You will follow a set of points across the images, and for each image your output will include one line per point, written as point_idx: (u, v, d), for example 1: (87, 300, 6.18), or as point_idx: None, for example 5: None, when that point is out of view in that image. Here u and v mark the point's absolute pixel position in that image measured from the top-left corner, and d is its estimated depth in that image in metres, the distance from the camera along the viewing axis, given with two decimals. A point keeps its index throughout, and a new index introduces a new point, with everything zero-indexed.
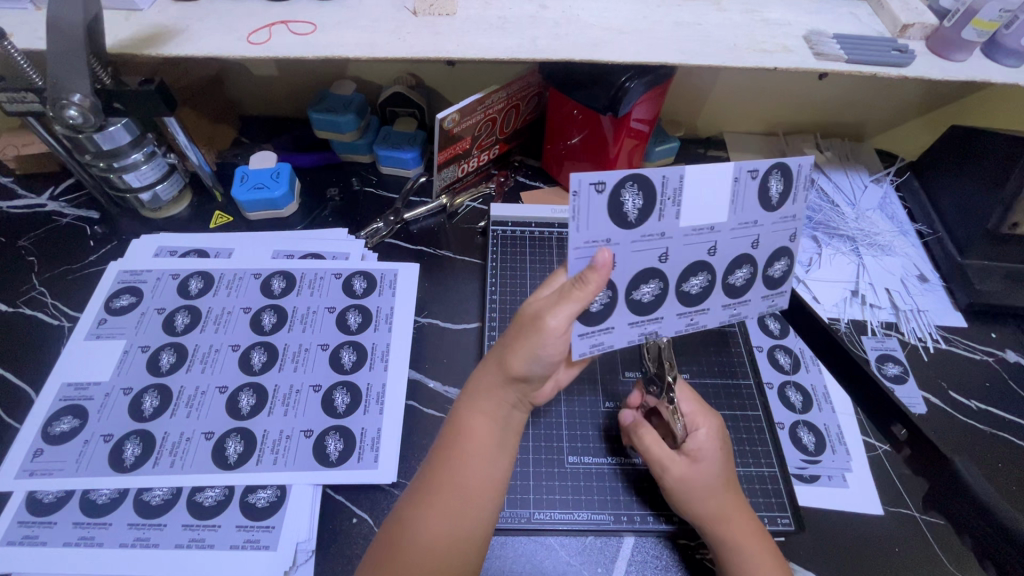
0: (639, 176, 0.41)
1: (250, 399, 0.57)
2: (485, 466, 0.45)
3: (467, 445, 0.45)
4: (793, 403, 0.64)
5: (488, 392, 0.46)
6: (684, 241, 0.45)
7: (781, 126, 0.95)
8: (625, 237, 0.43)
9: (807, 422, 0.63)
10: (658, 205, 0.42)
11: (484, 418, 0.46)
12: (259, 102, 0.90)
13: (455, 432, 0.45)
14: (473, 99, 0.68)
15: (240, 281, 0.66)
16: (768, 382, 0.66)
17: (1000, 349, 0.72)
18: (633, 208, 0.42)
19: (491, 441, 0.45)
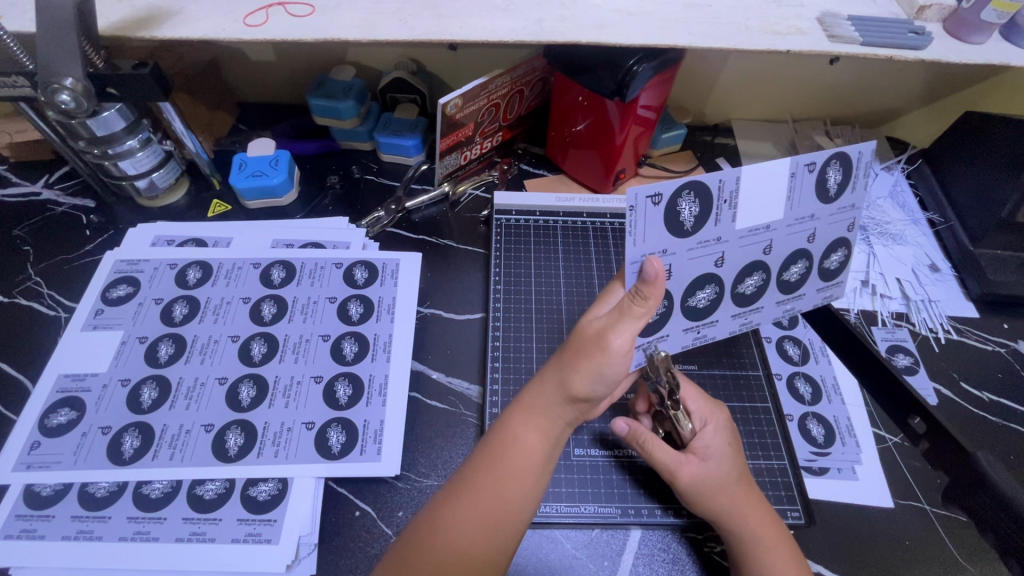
0: (694, 182, 0.42)
1: (250, 391, 0.56)
2: (528, 482, 0.43)
3: (512, 458, 0.43)
4: (803, 394, 0.63)
5: (545, 405, 0.44)
6: (741, 242, 0.47)
7: (791, 112, 0.93)
8: (682, 245, 0.44)
9: (816, 414, 0.62)
10: (714, 209, 0.44)
11: (538, 432, 0.44)
12: (257, 88, 0.88)
13: (503, 442, 0.44)
14: (475, 84, 0.66)
15: (239, 271, 0.65)
16: (777, 374, 0.64)
17: (1012, 340, 0.71)
18: (688, 213, 0.43)
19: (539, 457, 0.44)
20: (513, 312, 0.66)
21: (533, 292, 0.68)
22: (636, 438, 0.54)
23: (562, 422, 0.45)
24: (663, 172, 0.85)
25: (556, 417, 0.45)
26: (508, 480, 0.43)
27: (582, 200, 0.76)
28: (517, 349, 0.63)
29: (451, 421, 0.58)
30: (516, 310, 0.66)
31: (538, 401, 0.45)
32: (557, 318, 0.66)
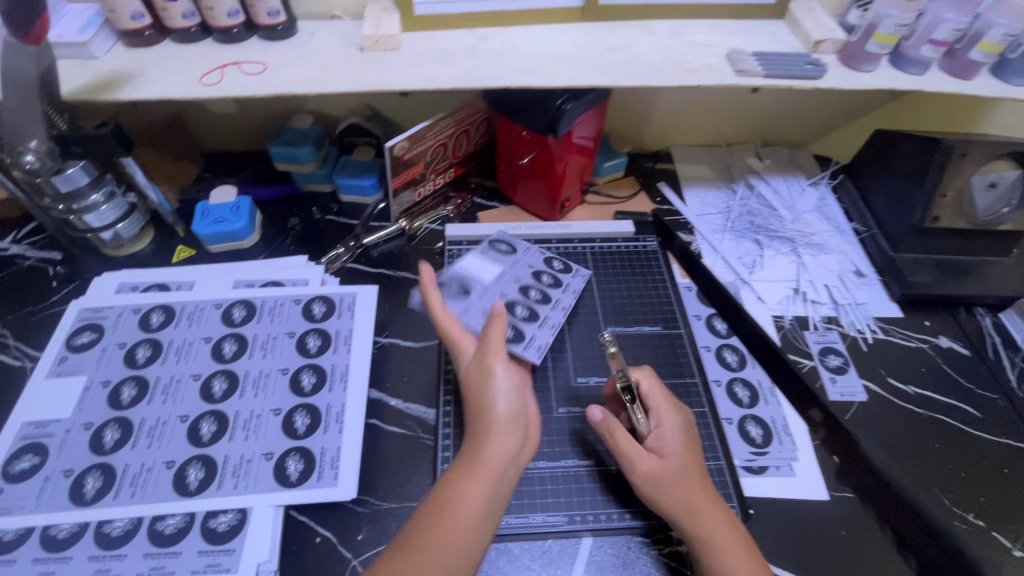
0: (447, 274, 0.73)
1: (210, 426, 0.58)
2: (472, 527, 0.46)
3: (453, 515, 0.46)
4: (741, 398, 0.67)
5: (487, 451, 0.49)
6: (502, 284, 0.73)
7: (724, 137, 1.00)
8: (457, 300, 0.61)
9: (755, 416, 0.66)
10: (472, 284, 0.72)
11: (481, 478, 0.48)
12: (220, 138, 0.93)
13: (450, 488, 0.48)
14: (421, 126, 0.72)
15: (201, 312, 0.68)
16: (716, 380, 0.68)
17: (934, 336, 0.76)
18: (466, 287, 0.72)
19: (484, 502, 0.47)
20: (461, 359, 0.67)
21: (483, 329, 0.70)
22: (605, 428, 0.58)
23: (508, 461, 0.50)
24: (608, 198, 0.90)
25: (500, 463, 0.49)
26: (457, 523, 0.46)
27: (529, 229, 0.81)
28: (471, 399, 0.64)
29: (409, 445, 0.62)
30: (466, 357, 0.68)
31: (481, 448, 0.49)
32: None
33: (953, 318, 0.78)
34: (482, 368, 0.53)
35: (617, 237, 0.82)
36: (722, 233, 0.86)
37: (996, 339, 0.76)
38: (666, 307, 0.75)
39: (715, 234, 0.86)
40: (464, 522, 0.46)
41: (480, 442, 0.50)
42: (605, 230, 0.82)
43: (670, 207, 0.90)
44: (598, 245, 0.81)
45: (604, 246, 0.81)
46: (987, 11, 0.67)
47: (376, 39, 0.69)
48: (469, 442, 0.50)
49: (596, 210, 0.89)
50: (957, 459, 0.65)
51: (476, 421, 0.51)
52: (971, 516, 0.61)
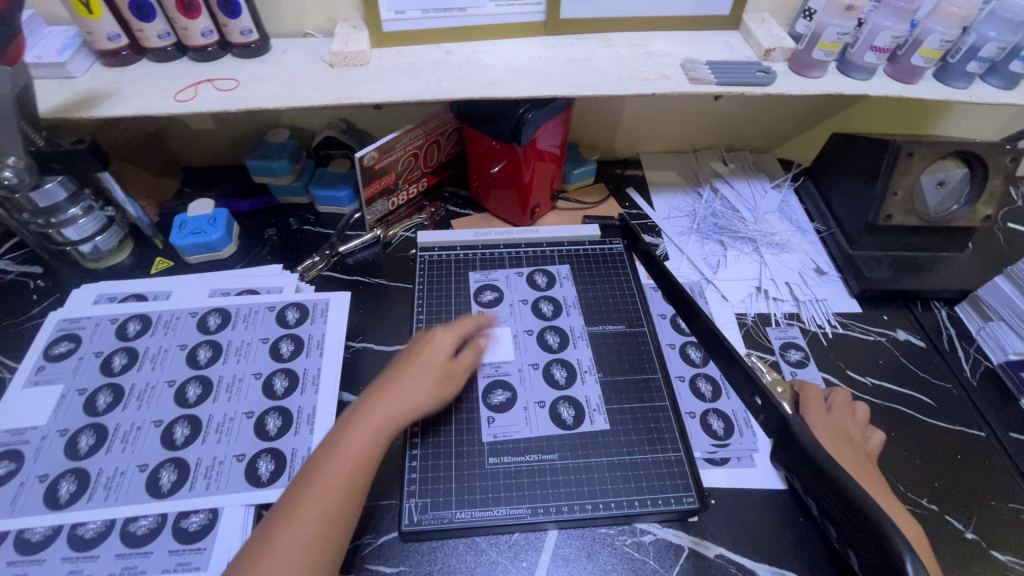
0: (485, 413, 0.64)
1: (184, 430, 0.60)
2: (328, 532, 0.47)
3: (329, 475, 0.49)
4: (703, 393, 0.69)
5: (336, 455, 0.51)
6: (527, 353, 0.71)
7: (690, 143, 1.03)
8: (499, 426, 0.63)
9: (716, 410, 0.68)
10: (508, 379, 0.68)
11: (334, 483, 0.49)
12: (200, 153, 0.95)
13: (281, 505, 0.48)
14: (390, 137, 0.76)
15: (177, 321, 0.70)
16: (679, 375, 0.71)
17: (892, 329, 0.79)
18: (509, 402, 0.66)
19: (342, 503, 0.48)
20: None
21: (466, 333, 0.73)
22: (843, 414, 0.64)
23: (367, 455, 0.52)
24: (578, 204, 0.93)
25: (356, 457, 0.51)
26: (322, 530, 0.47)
27: (497, 234, 0.83)
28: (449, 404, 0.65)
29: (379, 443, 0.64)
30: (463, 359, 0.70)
31: (333, 453, 0.51)
32: None
33: (910, 312, 0.81)
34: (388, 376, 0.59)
35: (585, 240, 0.84)
36: (687, 235, 0.89)
37: (952, 331, 0.79)
38: (630, 306, 0.76)
39: (681, 236, 0.89)
40: (321, 526, 0.47)
41: (336, 446, 0.51)
42: (572, 233, 0.84)
43: (639, 211, 0.93)
44: (565, 248, 0.83)
45: (572, 250, 0.83)
46: (924, 19, 0.71)
47: (345, 55, 0.72)
48: (323, 452, 0.51)
49: (567, 216, 0.91)
50: (912, 446, 0.67)
51: (332, 430, 0.53)
52: (924, 501, 0.63)
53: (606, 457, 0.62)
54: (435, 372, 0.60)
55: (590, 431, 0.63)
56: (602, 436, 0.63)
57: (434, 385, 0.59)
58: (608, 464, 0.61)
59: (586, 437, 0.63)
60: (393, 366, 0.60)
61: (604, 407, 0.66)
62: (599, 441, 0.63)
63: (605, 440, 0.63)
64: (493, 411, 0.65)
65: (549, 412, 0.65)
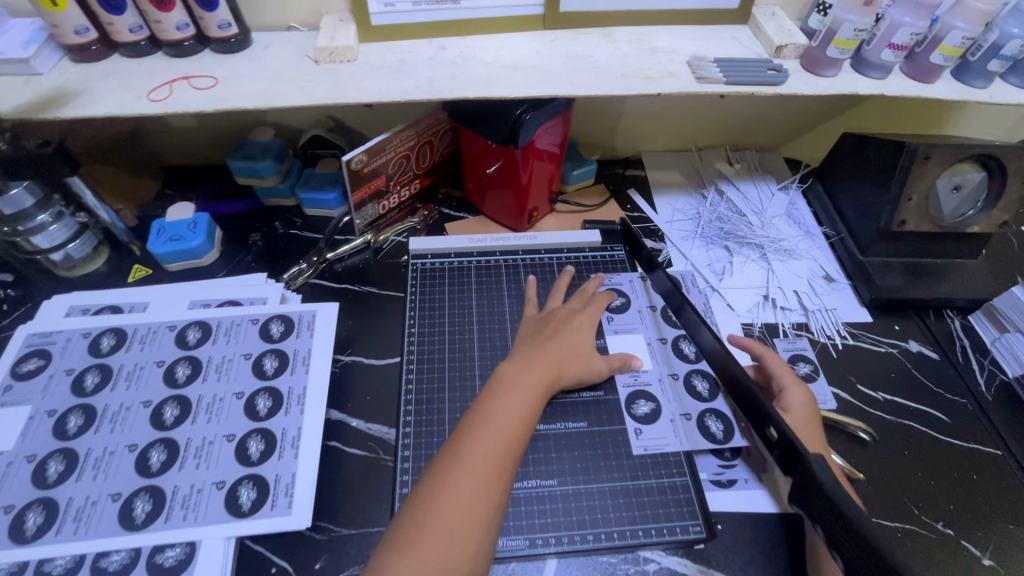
0: (631, 425, 0.62)
1: (160, 455, 0.56)
2: (500, 495, 0.51)
3: (498, 415, 0.55)
4: (699, 391, 0.66)
5: (488, 426, 0.54)
6: (664, 363, 0.68)
7: (694, 142, 0.99)
8: (636, 429, 0.62)
9: (714, 410, 0.64)
10: (650, 389, 0.65)
11: (497, 452, 0.52)
12: (180, 152, 0.90)
13: (438, 474, 0.50)
14: (379, 139, 0.72)
15: (154, 335, 0.66)
16: (673, 373, 0.67)
17: (904, 340, 0.76)
18: (654, 414, 0.63)
19: (505, 469, 0.52)
20: (457, 363, 0.67)
21: (477, 333, 0.70)
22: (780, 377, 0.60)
23: (524, 422, 0.55)
24: (577, 207, 0.89)
25: (518, 424, 0.55)
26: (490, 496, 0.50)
27: (493, 240, 0.79)
28: (453, 412, 0.64)
29: (369, 467, 0.61)
30: (493, 357, 0.68)
31: (493, 409, 0.56)
32: (467, 358, 0.67)
33: (922, 320, 0.78)
34: (537, 332, 0.65)
35: (585, 247, 0.80)
36: (692, 240, 0.85)
37: (965, 342, 0.76)
38: (629, 314, 0.73)
39: (685, 241, 0.85)
40: (484, 492, 0.50)
41: (489, 417, 0.55)
42: (571, 239, 0.80)
43: (641, 214, 0.89)
44: (564, 255, 0.79)
45: (571, 256, 0.79)
46: (945, 15, 0.67)
47: (331, 51, 0.67)
48: (471, 424, 0.54)
49: (566, 220, 0.87)
50: (925, 466, 0.64)
51: (479, 404, 0.56)
52: (939, 524, 0.60)
53: (609, 482, 0.58)
54: (574, 349, 0.63)
55: (590, 452, 0.60)
56: (604, 459, 0.60)
57: (585, 355, 0.64)
58: (610, 490, 0.57)
59: (587, 459, 0.59)
60: (527, 345, 0.64)
61: (607, 426, 0.62)
62: (601, 464, 0.59)
63: (607, 463, 0.59)
64: (639, 423, 0.62)
65: (547, 433, 0.61)
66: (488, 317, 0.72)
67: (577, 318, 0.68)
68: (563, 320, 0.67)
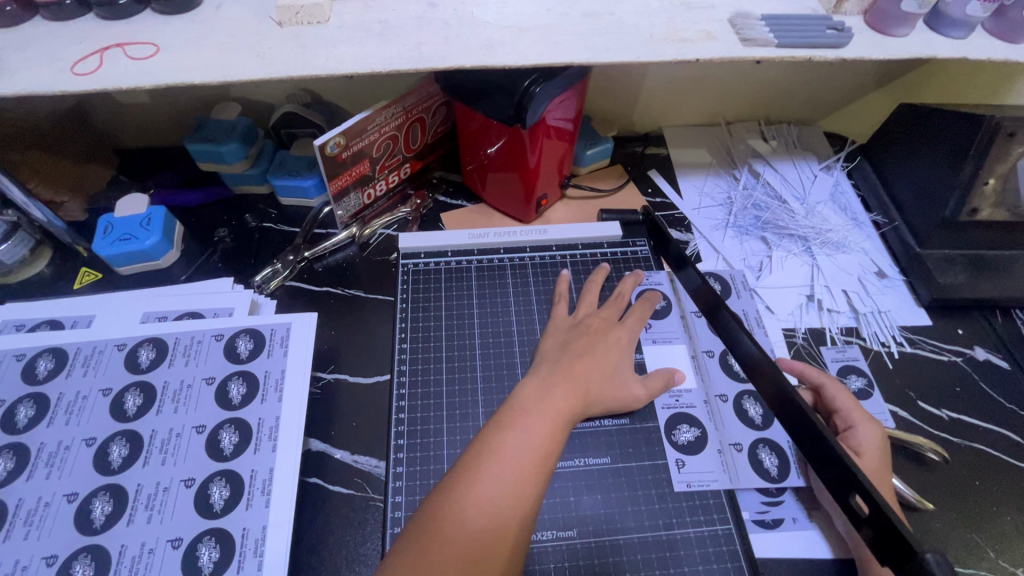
0: (673, 456, 0.54)
1: (105, 506, 0.48)
2: (505, 552, 0.41)
3: (548, 392, 0.50)
4: (752, 417, 0.56)
5: (493, 464, 0.44)
6: (710, 382, 0.59)
7: (723, 114, 0.87)
8: (677, 464, 0.53)
9: (768, 441, 0.55)
10: (693, 413, 0.56)
11: (503, 497, 0.43)
12: (136, 132, 0.79)
13: (432, 521, 0.41)
14: (359, 118, 0.60)
15: (100, 356, 0.56)
16: (720, 394, 0.58)
17: (968, 347, 0.66)
18: (698, 442, 0.55)
19: (513, 520, 0.42)
20: (456, 385, 0.57)
21: (479, 346, 0.60)
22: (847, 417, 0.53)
23: (541, 461, 0.45)
24: (591, 192, 0.78)
25: (533, 464, 0.45)
26: (492, 551, 0.41)
27: (497, 235, 0.68)
28: (452, 447, 0.53)
29: (355, 510, 0.52)
30: (498, 379, 0.57)
31: (543, 385, 0.51)
32: (470, 376, 0.58)
33: (990, 323, 0.68)
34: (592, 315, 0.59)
35: (603, 242, 0.69)
36: (723, 231, 0.75)
37: None
38: (666, 324, 0.63)
39: (715, 231, 0.74)
40: (482, 548, 0.41)
41: (495, 453, 0.45)
42: (586, 233, 0.69)
43: (664, 200, 0.78)
44: (579, 252, 0.68)
45: (588, 254, 0.68)
46: None
47: (296, 10, 0.55)
48: (474, 459, 0.45)
49: (579, 207, 0.76)
50: (1003, 499, 0.55)
51: (486, 434, 0.46)
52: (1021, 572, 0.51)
53: (638, 531, 0.49)
54: (605, 372, 0.53)
55: (614, 495, 0.51)
56: (630, 503, 0.51)
57: (624, 372, 0.55)
58: (639, 543, 0.49)
59: (612, 504, 0.51)
60: (549, 362, 0.53)
61: (633, 463, 0.53)
62: (627, 510, 0.50)
63: (635, 508, 0.51)
64: (681, 453, 0.54)
65: (565, 472, 0.52)
66: (491, 328, 0.61)
67: (611, 332, 0.57)
68: (596, 333, 0.57)
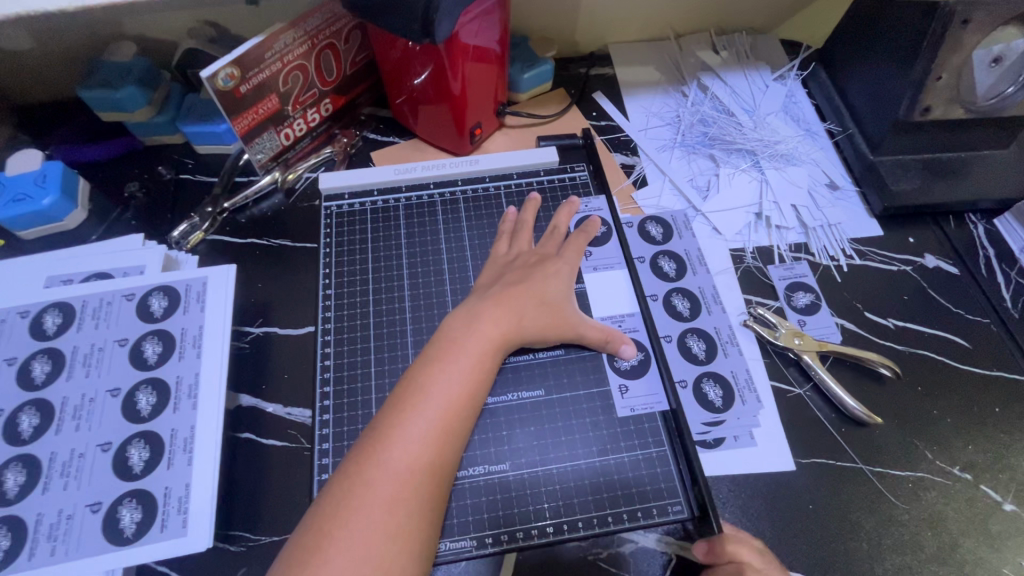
0: (616, 381, 0.52)
1: (17, 476, 0.46)
2: (432, 491, 0.40)
3: (478, 328, 0.47)
4: (696, 353, 0.55)
5: (419, 404, 0.42)
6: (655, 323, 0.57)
7: (671, 27, 0.81)
8: (625, 391, 0.52)
9: (713, 373, 0.55)
10: (637, 337, 0.55)
11: (429, 437, 0.41)
12: (31, 83, 0.71)
13: (357, 467, 0.39)
14: (252, 45, 0.55)
15: (2, 324, 0.53)
16: (665, 335, 0.56)
17: (919, 255, 0.64)
18: (641, 366, 0.53)
19: (440, 460, 0.41)
20: (384, 328, 0.55)
21: (408, 286, 0.57)
22: None
23: (469, 399, 0.44)
24: (531, 119, 0.73)
25: (461, 402, 0.43)
26: (421, 495, 0.40)
27: (426, 169, 0.64)
28: (382, 390, 0.52)
29: (289, 461, 0.51)
30: (429, 321, 0.55)
31: (472, 321, 0.48)
32: (398, 320, 0.55)
33: (940, 229, 0.66)
34: (529, 254, 0.55)
35: (540, 170, 0.65)
36: (670, 151, 0.71)
37: (990, 251, 0.64)
38: (607, 250, 0.60)
39: (662, 152, 0.71)
40: (410, 489, 0.39)
41: (424, 391, 0.43)
42: (522, 162, 0.65)
43: (609, 123, 0.74)
44: (515, 182, 0.65)
45: (523, 184, 0.65)
46: None
47: None
48: (401, 401, 0.42)
49: (518, 137, 0.72)
50: (943, 403, 0.55)
51: (413, 375, 0.44)
52: (956, 470, 0.52)
53: (572, 460, 0.49)
54: (541, 302, 0.51)
55: (548, 425, 0.50)
56: (565, 433, 0.50)
57: (558, 306, 0.52)
58: (573, 471, 0.48)
59: (546, 435, 0.50)
60: (481, 293, 0.51)
61: (569, 393, 0.52)
62: (561, 439, 0.50)
63: (570, 437, 0.50)
64: (625, 378, 0.53)
65: (498, 407, 0.51)
66: (420, 265, 0.59)
67: (547, 264, 0.54)
68: (532, 266, 0.54)
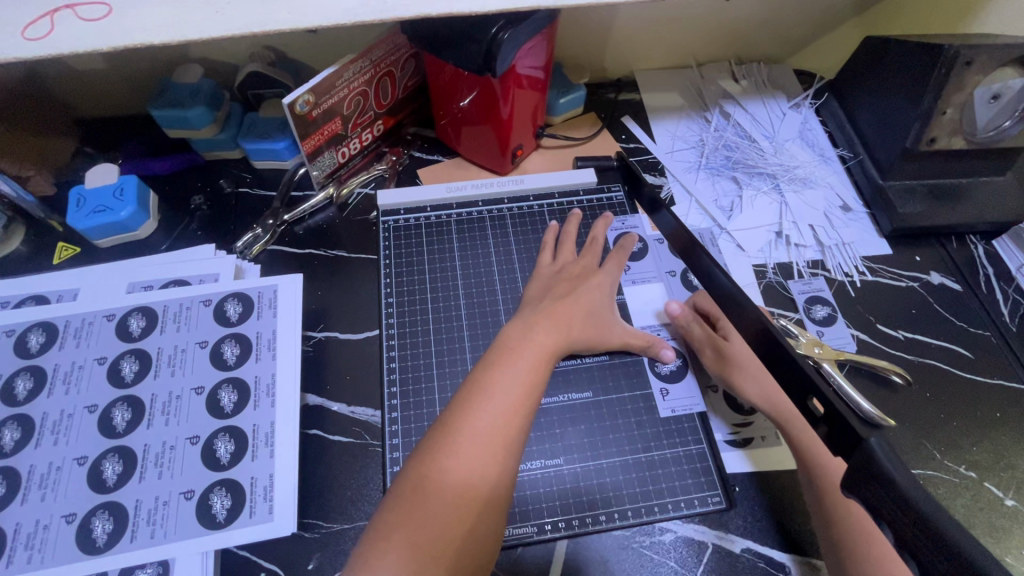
0: (658, 385, 0.57)
1: (115, 466, 0.50)
2: (490, 493, 0.44)
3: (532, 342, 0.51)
4: None
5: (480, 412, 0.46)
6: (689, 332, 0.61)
7: (694, 56, 0.87)
8: (665, 394, 0.57)
9: None
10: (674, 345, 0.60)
11: (490, 442, 0.45)
12: (98, 100, 0.76)
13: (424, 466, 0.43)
14: (326, 74, 0.60)
15: (90, 326, 0.57)
16: None
17: (925, 272, 0.70)
18: (680, 371, 0.59)
19: (499, 463, 0.44)
20: (443, 334, 0.60)
21: (462, 296, 0.62)
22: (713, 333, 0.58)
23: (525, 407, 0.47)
24: (566, 141, 0.78)
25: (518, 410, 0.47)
26: (479, 496, 0.43)
27: (475, 188, 0.69)
28: (443, 391, 0.57)
29: (356, 455, 0.55)
30: (483, 328, 0.60)
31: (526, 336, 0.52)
32: (455, 328, 0.60)
33: (944, 248, 0.72)
34: (574, 267, 0.60)
35: (579, 189, 0.71)
36: (695, 173, 0.76)
37: (989, 270, 0.70)
38: (643, 265, 0.65)
39: (688, 173, 0.76)
40: (469, 489, 0.43)
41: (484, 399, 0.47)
42: (563, 182, 0.71)
43: (638, 145, 0.79)
44: (556, 201, 0.70)
45: (565, 202, 0.70)
46: None
47: None
48: (464, 408, 0.46)
49: (555, 157, 0.77)
50: (949, 408, 0.60)
51: (474, 385, 0.48)
52: (962, 468, 0.57)
53: (619, 455, 0.54)
54: (587, 314, 0.56)
55: (596, 424, 0.55)
56: (612, 431, 0.55)
57: (602, 316, 0.57)
58: (620, 465, 0.53)
59: (595, 433, 0.55)
60: (533, 306, 0.56)
61: (613, 395, 0.57)
62: (609, 437, 0.55)
63: (617, 435, 0.55)
64: (665, 382, 0.58)
65: (550, 407, 0.55)
66: (472, 276, 0.64)
67: (592, 277, 0.59)
68: (577, 278, 0.59)
